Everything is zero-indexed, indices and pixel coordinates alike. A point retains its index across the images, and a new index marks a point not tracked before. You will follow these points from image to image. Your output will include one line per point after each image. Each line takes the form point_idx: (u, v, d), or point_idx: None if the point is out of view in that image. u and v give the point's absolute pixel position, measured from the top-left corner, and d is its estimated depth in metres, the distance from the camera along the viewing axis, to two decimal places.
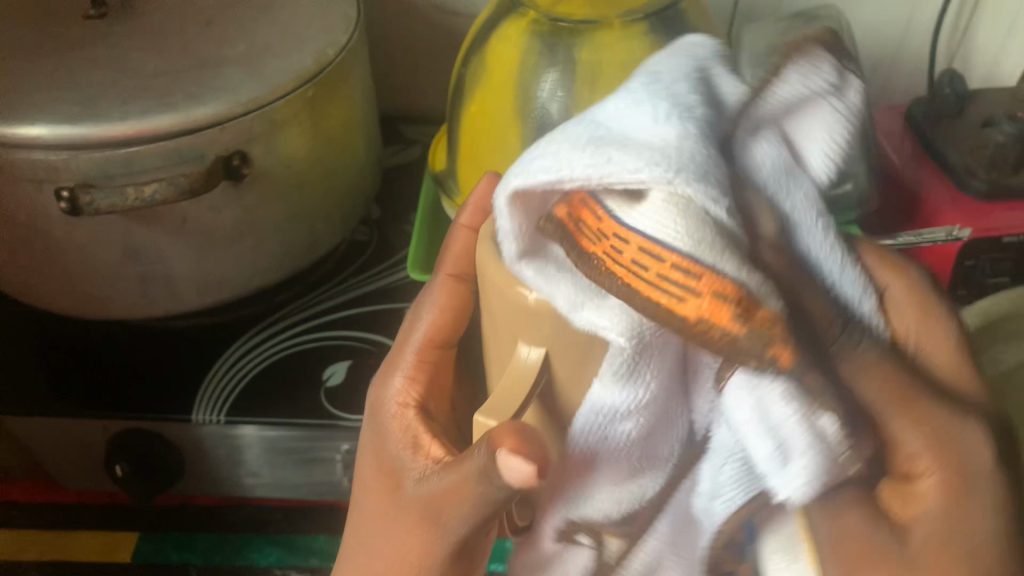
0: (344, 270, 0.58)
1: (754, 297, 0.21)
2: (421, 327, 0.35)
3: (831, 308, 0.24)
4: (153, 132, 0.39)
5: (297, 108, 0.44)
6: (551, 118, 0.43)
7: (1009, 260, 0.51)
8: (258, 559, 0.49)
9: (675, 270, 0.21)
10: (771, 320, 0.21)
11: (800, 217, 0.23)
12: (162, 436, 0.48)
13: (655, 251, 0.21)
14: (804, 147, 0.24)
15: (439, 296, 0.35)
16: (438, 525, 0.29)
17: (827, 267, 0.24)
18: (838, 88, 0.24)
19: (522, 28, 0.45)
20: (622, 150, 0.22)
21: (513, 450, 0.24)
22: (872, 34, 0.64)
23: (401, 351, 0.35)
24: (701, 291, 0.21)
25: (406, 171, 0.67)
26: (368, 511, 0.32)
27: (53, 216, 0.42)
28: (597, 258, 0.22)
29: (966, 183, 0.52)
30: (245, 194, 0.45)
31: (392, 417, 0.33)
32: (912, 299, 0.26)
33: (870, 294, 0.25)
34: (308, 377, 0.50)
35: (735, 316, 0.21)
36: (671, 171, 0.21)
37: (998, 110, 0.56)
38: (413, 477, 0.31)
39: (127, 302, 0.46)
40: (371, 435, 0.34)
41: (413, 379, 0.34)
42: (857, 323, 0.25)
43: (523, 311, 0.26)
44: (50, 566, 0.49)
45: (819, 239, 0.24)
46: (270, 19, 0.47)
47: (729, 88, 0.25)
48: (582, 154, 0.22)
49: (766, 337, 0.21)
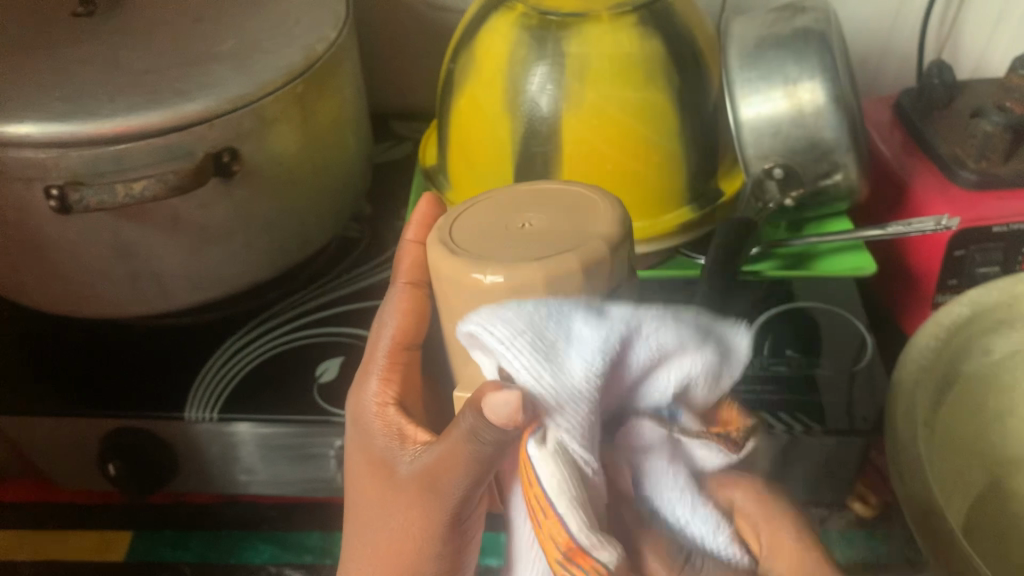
0: (336, 267, 0.58)
1: (593, 557, 0.24)
2: (387, 331, 0.36)
3: (670, 546, 0.28)
4: (141, 128, 0.39)
5: (287, 104, 0.44)
6: (541, 111, 0.43)
7: (999, 249, 0.51)
8: (252, 556, 0.49)
9: (542, 512, 0.24)
10: (601, 572, 0.24)
11: (658, 488, 0.28)
12: (153, 434, 0.47)
13: (542, 500, 0.24)
14: (690, 447, 0.28)
15: (401, 303, 0.36)
16: (435, 492, 0.32)
17: (673, 514, 0.28)
18: (726, 455, 0.28)
19: (511, 21, 0.44)
20: (559, 395, 0.24)
21: (497, 392, 0.25)
22: (861, 27, 0.64)
23: (371, 357, 0.36)
24: (554, 535, 0.24)
25: (398, 167, 0.67)
26: (365, 496, 0.35)
27: (43, 214, 0.42)
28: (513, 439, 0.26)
29: (955, 174, 0.52)
30: (236, 190, 0.45)
31: (374, 416, 0.35)
32: (752, 508, 0.30)
33: (723, 531, 0.29)
34: (301, 373, 0.50)
35: (589, 574, 0.24)
36: (571, 444, 0.24)
37: (987, 101, 0.57)
38: (405, 460, 0.33)
39: (119, 300, 0.46)
40: (357, 435, 0.36)
41: (388, 378, 0.35)
42: (704, 553, 0.28)
43: (480, 292, 0.27)
44: (45, 566, 0.49)
45: (672, 503, 0.28)
46: (259, 16, 0.47)
47: (662, 380, 0.26)
48: (530, 354, 0.24)
49: None
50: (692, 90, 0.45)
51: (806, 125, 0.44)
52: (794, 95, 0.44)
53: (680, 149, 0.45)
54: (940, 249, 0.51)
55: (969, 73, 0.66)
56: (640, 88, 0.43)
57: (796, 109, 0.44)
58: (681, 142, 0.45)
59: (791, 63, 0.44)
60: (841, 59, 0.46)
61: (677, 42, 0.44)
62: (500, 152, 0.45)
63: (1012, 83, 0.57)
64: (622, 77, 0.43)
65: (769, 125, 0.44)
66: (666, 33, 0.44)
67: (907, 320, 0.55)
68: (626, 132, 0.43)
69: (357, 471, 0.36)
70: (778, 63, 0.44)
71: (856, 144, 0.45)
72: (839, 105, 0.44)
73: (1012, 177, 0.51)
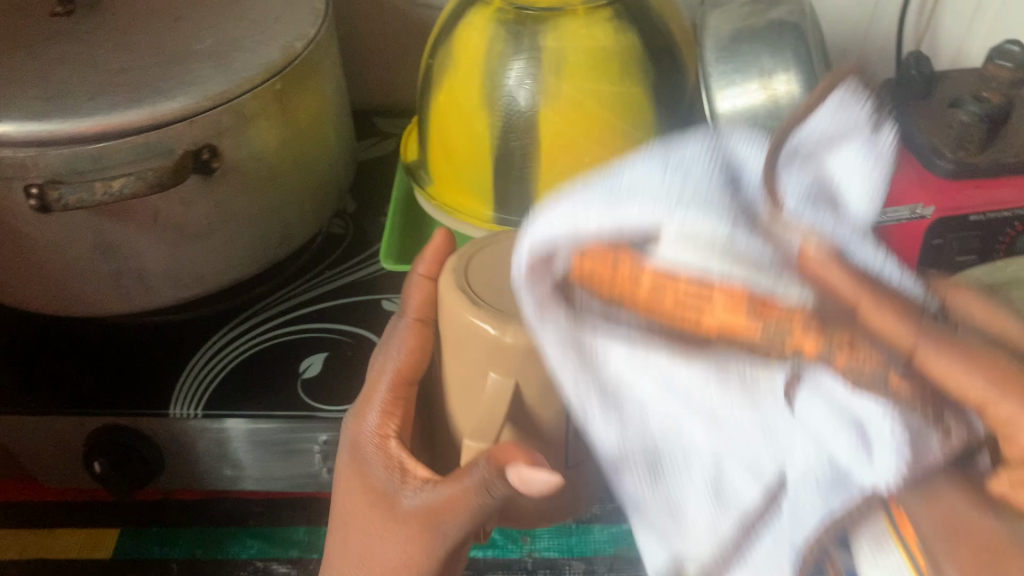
0: (320, 263, 0.59)
1: (770, 291, 0.23)
2: (391, 368, 0.38)
3: (863, 285, 0.23)
4: (120, 127, 0.39)
5: (266, 101, 0.45)
6: (519, 105, 0.44)
7: (976, 238, 0.52)
8: (239, 551, 0.49)
9: (687, 295, 0.24)
10: (789, 313, 0.23)
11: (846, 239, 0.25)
12: (138, 431, 0.47)
13: (670, 274, 0.24)
14: (835, 172, 0.27)
15: (407, 340, 0.38)
16: (436, 530, 0.34)
17: (878, 268, 0.24)
18: (869, 137, 0.28)
19: (488, 16, 0.45)
20: (635, 199, 0.26)
21: (530, 469, 0.30)
22: (840, 19, 0.64)
23: (373, 393, 0.38)
24: (715, 296, 0.24)
25: (381, 163, 0.67)
26: (359, 522, 0.37)
27: (24, 213, 0.42)
28: (615, 289, 0.26)
29: (933, 163, 0.52)
30: (217, 187, 0.45)
31: (374, 450, 0.37)
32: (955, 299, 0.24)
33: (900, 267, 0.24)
34: (284, 369, 0.50)
35: (780, 324, 0.23)
36: (673, 207, 0.25)
37: (964, 90, 0.57)
38: (407, 495, 0.35)
39: (102, 298, 0.46)
40: (351, 465, 0.38)
41: (389, 414, 0.37)
42: (895, 288, 0.24)
43: (495, 347, 0.32)
44: (31, 564, 0.49)
45: (869, 251, 0.25)
46: (239, 14, 0.48)
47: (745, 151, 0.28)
48: (599, 206, 0.27)
49: (784, 329, 0.23)
50: (669, 84, 0.46)
51: None
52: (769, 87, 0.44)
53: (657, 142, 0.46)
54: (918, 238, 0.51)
55: (948, 63, 0.67)
56: (616, 82, 0.44)
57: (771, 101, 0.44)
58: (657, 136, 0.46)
59: (766, 55, 0.44)
60: (816, 51, 0.46)
61: (652, 36, 0.45)
62: (479, 147, 0.46)
63: (989, 72, 0.58)
64: (598, 71, 0.43)
65: None
66: (641, 27, 0.44)
67: None
68: (603, 125, 0.44)
69: (353, 498, 0.37)
70: (753, 56, 0.44)
71: None
72: None
73: (988, 166, 0.51)
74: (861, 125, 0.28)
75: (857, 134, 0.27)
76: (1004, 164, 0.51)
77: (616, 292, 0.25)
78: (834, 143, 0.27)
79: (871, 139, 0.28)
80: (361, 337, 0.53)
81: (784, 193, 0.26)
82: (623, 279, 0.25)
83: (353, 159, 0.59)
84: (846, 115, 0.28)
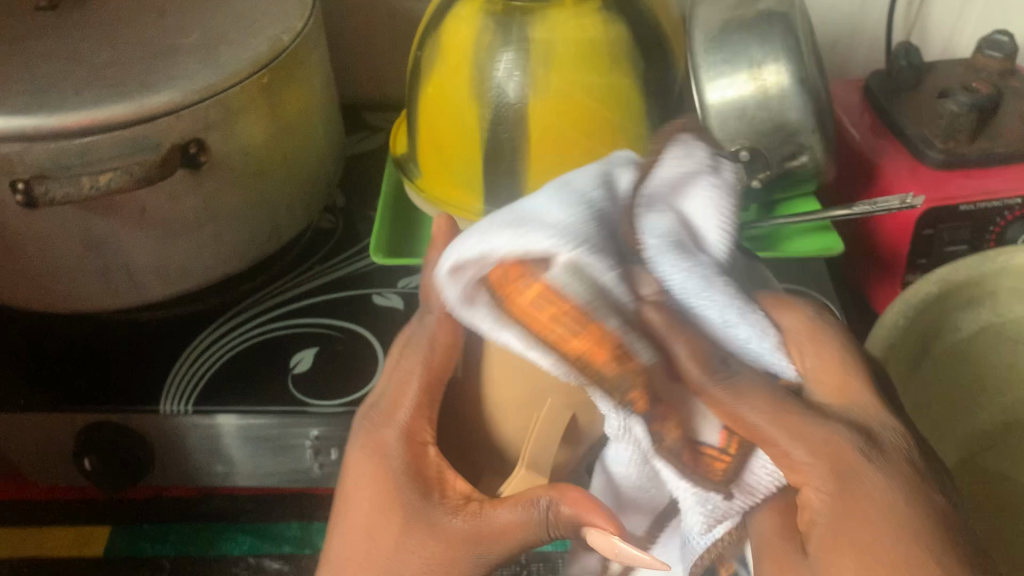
0: (310, 259, 0.58)
1: (628, 351, 0.29)
2: (419, 365, 0.35)
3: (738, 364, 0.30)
4: (106, 121, 0.39)
5: (253, 95, 0.44)
6: (508, 97, 0.44)
7: (966, 228, 0.52)
8: (231, 548, 0.49)
9: (569, 316, 0.29)
10: (636, 370, 0.29)
11: (684, 291, 0.30)
12: (128, 428, 0.47)
13: (552, 297, 0.29)
14: (699, 224, 0.33)
15: (441, 336, 0.35)
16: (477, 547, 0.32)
17: (718, 321, 0.30)
18: (714, 168, 0.34)
19: (476, 8, 0.44)
20: (535, 228, 0.30)
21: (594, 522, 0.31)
22: (829, 10, 0.64)
23: (401, 392, 0.35)
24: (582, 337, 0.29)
25: (371, 158, 0.67)
26: (372, 529, 0.33)
27: (9, 208, 0.41)
28: (525, 307, 0.30)
29: (923, 154, 0.52)
30: (205, 181, 0.45)
31: (408, 453, 0.34)
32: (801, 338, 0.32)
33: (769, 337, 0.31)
34: (275, 364, 0.50)
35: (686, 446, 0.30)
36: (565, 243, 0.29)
37: (954, 81, 0.57)
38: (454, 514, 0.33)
39: (90, 294, 0.46)
40: (369, 469, 0.34)
41: (423, 417, 0.35)
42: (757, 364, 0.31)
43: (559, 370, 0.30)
44: (21, 563, 0.49)
45: (713, 309, 0.30)
46: (225, 7, 0.47)
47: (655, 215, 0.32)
48: (504, 231, 0.30)
49: (629, 381, 0.29)
50: (658, 74, 0.45)
51: (771, 108, 0.44)
52: (759, 77, 0.44)
53: (647, 133, 0.46)
54: (909, 228, 0.51)
55: (938, 53, 0.67)
56: (605, 73, 0.44)
57: (761, 92, 0.44)
58: (646, 127, 0.46)
59: (755, 46, 0.44)
60: (805, 41, 0.46)
61: (641, 26, 0.44)
62: (469, 141, 0.46)
63: (979, 63, 0.58)
64: (587, 62, 0.43)
65: (735, 107, 0.45)
66: (630, 17, 0.44)
67: (877, 300, 0.55)
68: (592, 116, 0.44)
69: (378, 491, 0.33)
70: (743, 46, 0.44)
71: (820, 125, 0.46)
72: (804, 87, 0.44)
73: (978, 156, 0.51)
74: (706, 161, 0.34)
75: (705, 172, 0.34)
76: (994, 154, 0.51)
77: (521, 300, 0.30)
78: (685, 177, 0.34)
79: (718, 169, 0.35)
80: (353, 332, 0.52)
81: (645, 227, 0.32)
82: (521, 291, 0.29)
83: (341, 153, 0.59)
84: (682, 159, 0.34)
